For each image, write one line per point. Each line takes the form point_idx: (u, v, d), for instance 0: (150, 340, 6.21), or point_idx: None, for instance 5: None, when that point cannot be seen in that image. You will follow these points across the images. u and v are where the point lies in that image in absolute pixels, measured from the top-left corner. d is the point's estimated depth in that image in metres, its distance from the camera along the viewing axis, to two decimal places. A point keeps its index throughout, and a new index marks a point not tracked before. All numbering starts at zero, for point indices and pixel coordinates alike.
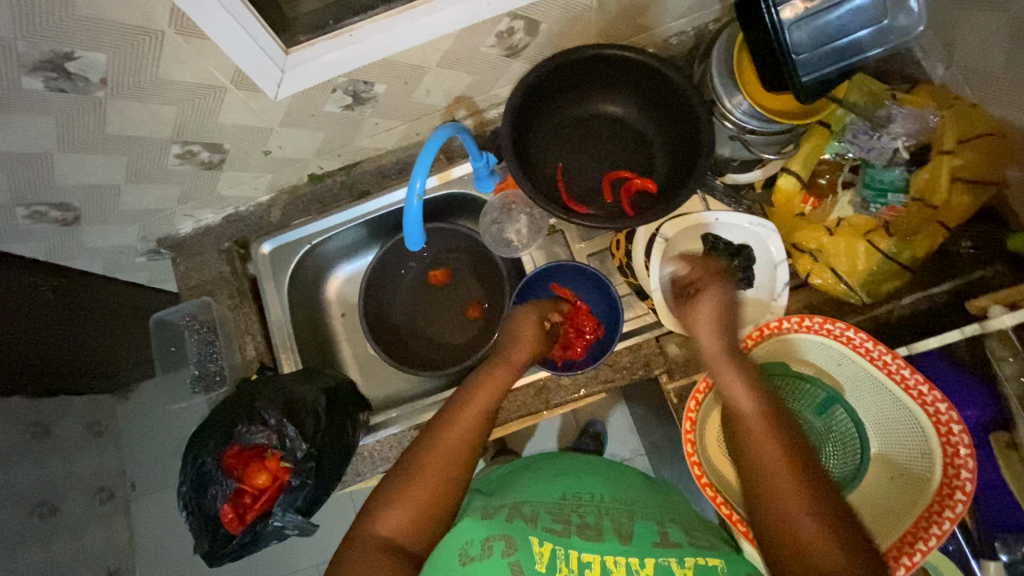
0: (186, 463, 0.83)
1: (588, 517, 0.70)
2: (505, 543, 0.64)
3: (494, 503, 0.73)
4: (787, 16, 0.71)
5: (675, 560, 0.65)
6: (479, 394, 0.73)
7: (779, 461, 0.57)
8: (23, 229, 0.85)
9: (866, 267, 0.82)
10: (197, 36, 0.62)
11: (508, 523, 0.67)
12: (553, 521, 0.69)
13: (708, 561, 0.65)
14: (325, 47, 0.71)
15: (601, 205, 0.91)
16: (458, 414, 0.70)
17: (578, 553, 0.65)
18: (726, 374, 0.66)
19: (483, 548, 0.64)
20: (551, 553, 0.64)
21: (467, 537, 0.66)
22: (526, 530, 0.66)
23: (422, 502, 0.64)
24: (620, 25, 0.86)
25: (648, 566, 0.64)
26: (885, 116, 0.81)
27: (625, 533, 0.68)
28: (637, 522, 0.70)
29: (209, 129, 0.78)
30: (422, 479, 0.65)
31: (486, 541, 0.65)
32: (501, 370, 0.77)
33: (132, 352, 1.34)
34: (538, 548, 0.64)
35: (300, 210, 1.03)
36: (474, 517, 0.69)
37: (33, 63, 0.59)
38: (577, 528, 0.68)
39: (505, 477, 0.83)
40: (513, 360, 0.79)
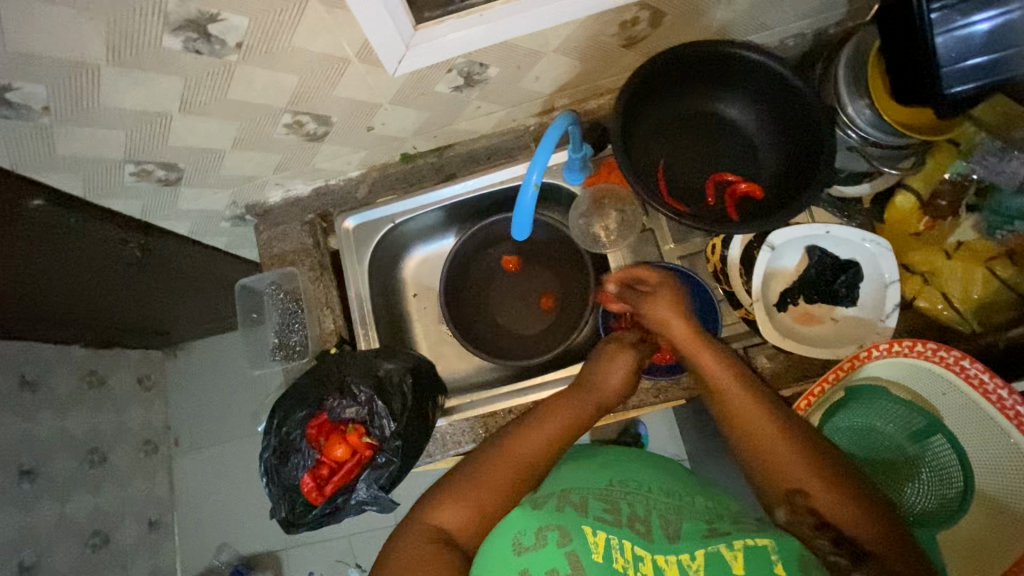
0: (272, 429, 0.84)
1: (639, 508, 0.65)
2: (558, 533, 0.60)
3: (539, 491, 0.68)
4: (936, 21, 0.67)
5: (725, 546, 0.59)
6: (559, 417, 0.74)
7: (768, 427, 0.64)
8: (126, 186, 0.86)
9: (982, 295, 0.79)
10: (339, 6, 0.61)
11: (559, 512, 0.63)
12: (602, 510, 0.64)
13: (758, 542, 0.58)
14: (452, 25, 0.70)
15: (702, 206, 0.88)
16: (536, 429, 0.72)
17: (632, 545, 0.60)
18: (701, 354, 0.73)
19: (535, 539, 0.60)
20: (605, 544, 0.60)
21: (519, 527, 0.62)
22: (577, 518, 0.62)
23: (484, 505, 0.65)
24: (742, 23, 0.83)
25: (700, 560, 0.59)
26: (1023, 139, 0.76)
27: (674, 530, 0.63)
28: (686, 519, 0.64)
29: (321, 101, 0.77)
30: (486, 482, 0.66)
31: (538, 532, 0.61)
32: (583, 396, 0.78)
33: (198, 314, 1.37)
34: (593, 538, 0.60)
35: (387, 188, 1.03)
36: (522, 504, 0.65)
37: (178, 22, 0.59)
38: (629, 518, 0.64)
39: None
40: (597, 384, 0.79)
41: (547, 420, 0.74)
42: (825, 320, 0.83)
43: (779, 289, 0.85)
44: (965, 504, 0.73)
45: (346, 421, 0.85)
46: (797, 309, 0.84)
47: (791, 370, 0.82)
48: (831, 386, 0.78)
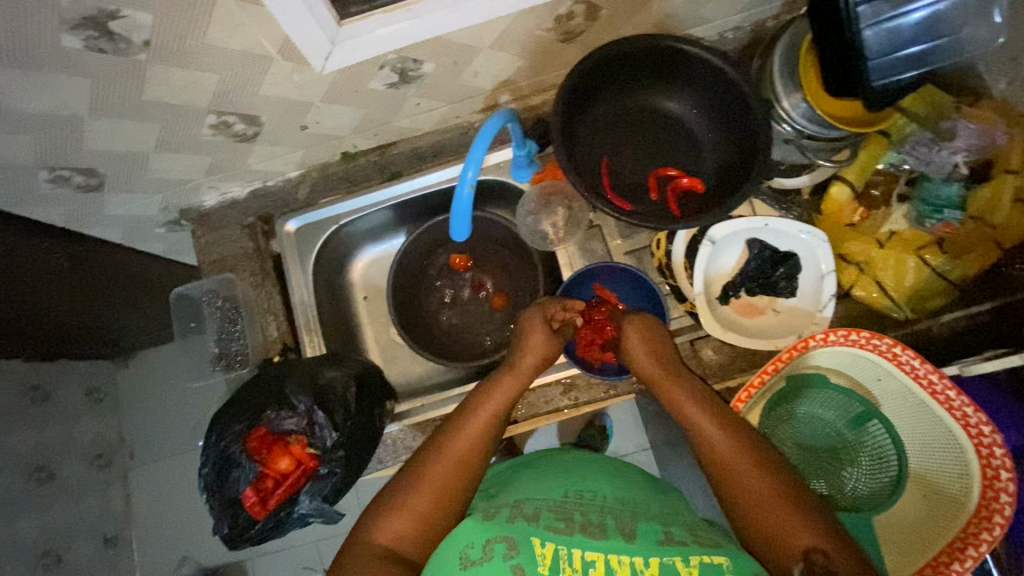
0: (210, 444, 0.81)
1: (592, 516, 0.65)
2: (506, 544, 0.59)
3: (494, 504, 0.68)
4: (867, 14, 0.67)
5: (680, 559, 0.59)
6: (484, 407, 0.72)
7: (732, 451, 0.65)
8: (42, 193, 0.80)
9: (914, 282, 0.81)
10: (252, 2, 0.58)
11: (509, 523, 0.62)
12: (555, 519, 0.64)
13: (715, 560, 0.58)
14: (379, 20, 0.67)
15: (646, 202, 0.88)
16: (462, 425, 0.70)
17: (582, 552, 0.59)
18: (667, 384, 0.74)
19: (483, 552, 0.59)
20: (554, 555, 0.58)
21: (466, 540, 0.61)
22: (527, 529, 0.61)
23: (424, 512, 0.64)
24: (679, 16, 0.83)
25: (653, 566, 0.58)
26: (950, 129, 0.79)
27: (630, 531, 0.63)
28: (642, 522, 0.65)
29: (248, 100, 0.74)
30: (424, 488, 0.65)
31: (486, 543, 0.60)
32: (507, 381, 0.75)
33: (141, 322, 1.31)
34: (540, 550, 0.59)
35: (330, 188, 1.00)
36: (474, 517, 0.64)
37: (75, 20, 0.55)
38: (582, 525, 0.63)
39: (509, 473, 0.80)
40: (520, 367, 0.77)
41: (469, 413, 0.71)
42: (767, 312, 0.85)
43: (722, 283, 0.86)
44: (901, 487, 0.77)
45: (287, 432, 0.82)
46: (740, 301, 0.85)
47: (735, 363, 0.83)
48: (773, 377, 0.78)
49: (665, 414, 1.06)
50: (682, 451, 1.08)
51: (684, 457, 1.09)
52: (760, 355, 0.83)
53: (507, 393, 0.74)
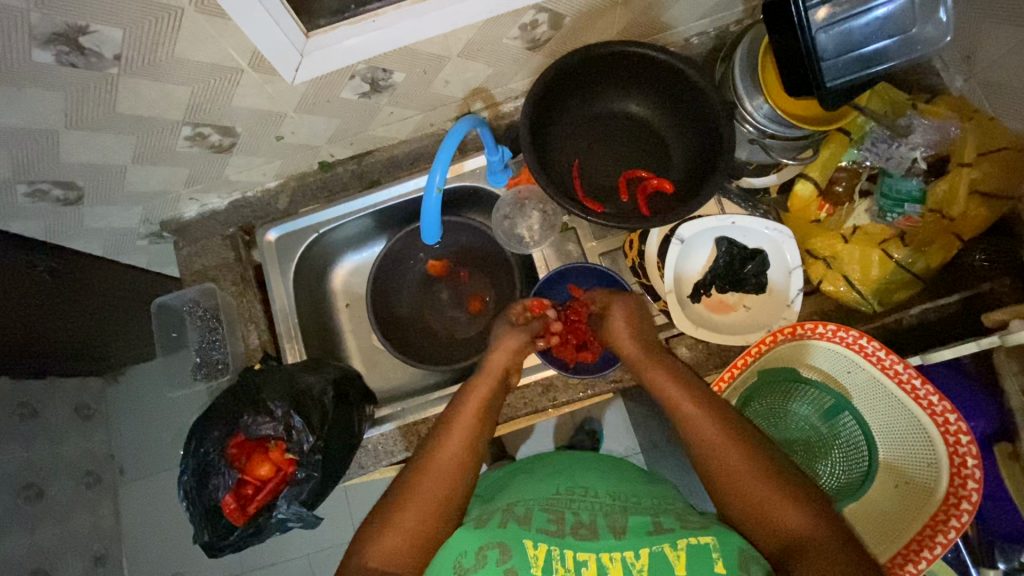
0: (188, 451, 0.82)
1: (583, 514, 0.66)
2: (499, 550, 0.60)
3: (488, 510, 0.69)
4: (817, 18, 0.69)
5: (668, 545, 0.59)
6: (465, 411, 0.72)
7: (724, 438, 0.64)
8: (22, 208, 0.82)
9: (878, 276, 0.83)
10: (218, 15, 0.59)
11: (501, 529, 0.63)
12: (547, 521, 0.64)
13: (701, 541, 0.59)
14: (345, 32, 0.70)
15: (616, 203, 0.90)
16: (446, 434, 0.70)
17: (574, 552, 0.60)
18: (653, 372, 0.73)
19: (477, 559, 0.60)
20: (546, 556, 0.59)
21: (461, 549, 0.62)
22: (519, 532, 0.62)
23: (417, 526, 0.61)
24: (642, 23, 0.85)
25: (643, 558, 0.59)
26: (906, 125, 0.82)
27: (620, 528, 0.63)
28: (631, 516, 0.65)
29: (222, 112, 0.75)
30: (416, 500, 0.63)
31: (479, 550, 0.60)
32: (480, 388, 0.76)
33: (127, 336, 1.31)
34: (532, 550, 0.59)
35: (308, 197, 1.01)
36: (468, 524, 0.65)
37: (46, 35, 0.57)
38: (573, 525, 0.63)
39: (500, 479, 0.80)
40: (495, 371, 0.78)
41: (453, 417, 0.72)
42: (738, 308, 0.86)
43: (692, 280, 0.88)
44: (871, 477, 0.78)
45: (265, 438, 0.84)
46: (711, 298, 0.87)
47: (709, 360, 0.84)
48: (741, 372, 0.79)
49: (647, 414, 1.07)
50: (665, 449, 1.09)
51: (667, 456, 1.09)
52: (733, 350, 0.85)
53: (487, 394, 0.75)
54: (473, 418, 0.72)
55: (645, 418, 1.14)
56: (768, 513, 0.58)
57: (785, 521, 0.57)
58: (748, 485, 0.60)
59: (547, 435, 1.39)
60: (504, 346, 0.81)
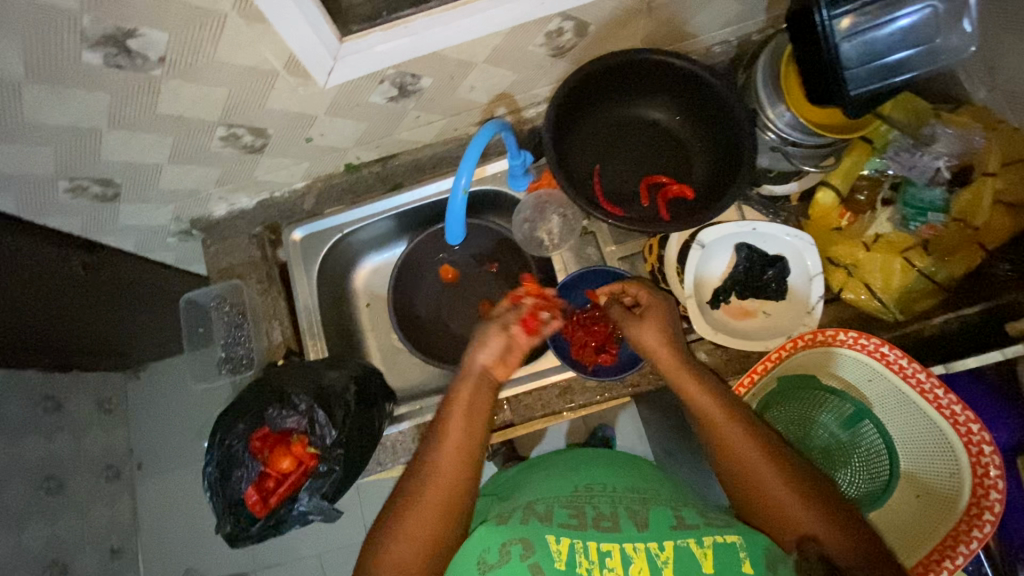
0: (213, 444, 0.85)
1: (603, 509, 0.66)
2: (522, 545, 0.60)
3: (508, 507, 0.70)
4: (841, 27, 0.69)
5: (693, 541, 0.60)
6: (453, 418, 0.70)
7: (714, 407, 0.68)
8: (61, 203, 0.85)
9: (901, 284, 0.82)
10: (258, 19, 0.62)
11: (523, 525, 0.63)
12: (567, 517, 0.65)
13: (727, 539, 0.59)
14: (378, 37, 0.72)
15: (636, 208, 0.91)
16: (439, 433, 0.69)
17: (596, 544, 0.60)
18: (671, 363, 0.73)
19: (499, 555, 0.60)
20: (569, 548, 0.60)
21: (484, 544, 0.62)
22: (541, 528, 0.62)
23: (425, 535, 0.62)
24: (665, 32, 0.87)
25: (667, 550, 0.59)
26: (929, 135, 0.82)
27: (642, 520, 0.64)
28: (652, 508, 0.66)
29: (256, 114, 0.78)
30: (422, 506, 0.64)
31: (502, 547, 0.60)
32: (461, 388, 0.72)
33: (152, 332, 1.35)
34: (555, 545, 0.60)
35: (333, 198, 1.04)
36: (488, 523, 0.65)
37: (96, 38, 0.59)
38: (594, 519, 0.64)
39: (514, 480, 0.81)
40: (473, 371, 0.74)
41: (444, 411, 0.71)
42: (757, 314, 0.87)
43: (712, 286, 0.88)
44: (892, 485, 0.77)
45: (288, 431, 0.85)
46: (730, 305, 0.87)
47: (728, 364, 0.85)
48: (761, 377, 0.80)
49: (664, 419, 1.07)
50: (680, 457, 1.09)
51: (681, 463, 1.09)
52: (751, 356, 0.85)
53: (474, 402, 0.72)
54: (465, 421, 0.70)
55: (660, 424, 1.14)
56: (791, 522, 0.60)
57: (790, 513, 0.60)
58: (770, 488, 0.62)
59: (560, 439, 1.39)
60: (483, 346, 0.76)
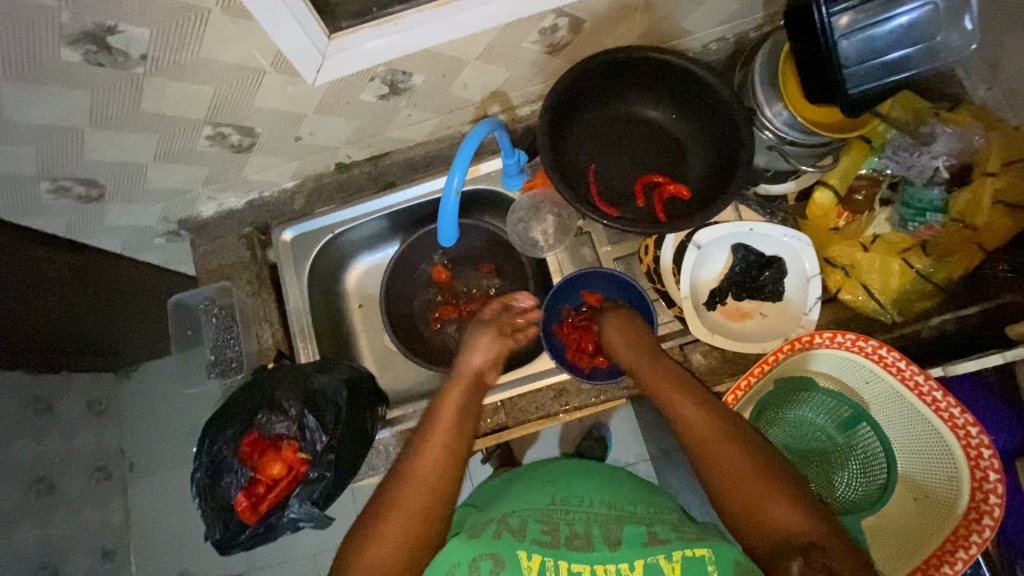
0: (201, 449, 0.83)
1: (578, 525, 0.66)
2: (492, 561, 0.60)
3: (481, 520, 0.69)
4: (840, 24, 0.68)
5: (664, 556, 0.59)
6: (438, 417, 0.70)
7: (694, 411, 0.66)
8: (44, 204, 0.83)
9: (899, 285, 0.82)
10: (243, 16, 0.60)
11: (495, 540, 0.63)
12: (541, 532, 0.64)
13: (697, 553, 0.59)
14: (367, 34, 0.70)
15: (632, 208, 0.90)
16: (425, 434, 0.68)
17: (568, 563, 0.60)
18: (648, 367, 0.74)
19: (470, 569, 0.60)
20: (541, 566, 0.60)
21: (455, 559, 0.61)
22: (513, 544, 0.62)
23: (403, 532, 0.60)
24: (661, 29, 0.85)
25: (638, 569, 0.59)
26: (928, 134, 0.81)
27: (615, 538, 0.63)
28: (626, 524, 0.65)
29: (244, 112, 0.76)
30: (399, 507, 0.61)
31: (472, 562, 0.60)
32: (451, 393, 0.74)
33: (142, 333, 1.33)
34: (526, 562, 0.60)
35: (324, 198, 1.02)
36: (461, 534, 0.65)
37: (74, 34, 0.57)
38: (567, 536, 0.64)
39: (495, 488, 0.80)
40: (466, 376, 0.77)
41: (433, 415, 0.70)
42: (755, 315, 0.86)
43: (708, 288, 0.87)
44: (890, 489, 0.77)
45: (279, 437, 0.84)
46: (726, 306, 0.86)
47: (724, 367, 0.84)
48: (760, 378, 0.79)
49: (660, 421, 1.07)
50: (676, 458, 1.08)
51: (677, 464, 1.08)
52: (748, 358, 0.84)
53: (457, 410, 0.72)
54: (449, 421, 0.70)
55: (656, 425, 1.14)
56: (775, 527, 0.56)
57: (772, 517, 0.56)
58: (750, 495, 0.58)
59: (556, 440, 1.39)
60: (478, 348, 0.81)
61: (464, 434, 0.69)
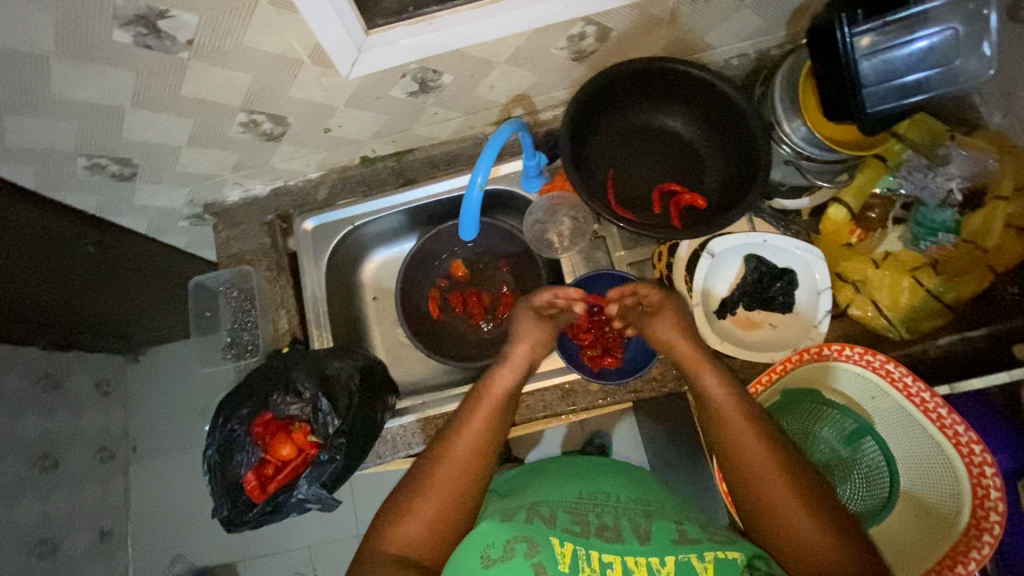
0: (215, 427, 0.85)
1: (607, 518, 0.66)
2: (527, 544, 0.59)
3: (513, 505, 0.70)
4: (862, 45, 0.70)
5: (695, 555, 0.60)
6: (484, 400, 0.74)
7: (731, 410, 0.69)
8: (78, 180, 0.85)
9: (909, 302, 0.83)
10: (289, 8, 0.63)
11: (528, 524, 0.63)
12: (571, 522, 0.65)
13: (728, 555, 0.59)
14: (403, 32, 0.72)
15: (648, 214, 0.92)
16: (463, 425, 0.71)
17: (599, 554, 0.60)
18: (699, 367, 0.75)
19: (504, 550, 0.59)
20: (573, 554, 0.59)
21: (489, 539, 0.61)
22: (546, 530, 0.62)
23: (436, 513, 0.64)
24: (686, 42, 0.87)
25: (669, 565, 0.59)
26: (944, 155, 0.83)
27: (644, 533, 0.64)
28: (655, 521, 0.66)
29: (277, 101, 0.79)
30: (433, 486, 0.65)
31: (507, 543, 0.60)
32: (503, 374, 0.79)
33: (157, 315, 1.35)
34: (559, 548, 0.59)
35: (347, 190, 1.04)
36: (493, 518, 0.66)
37: (127, 17, 0.60)
38: (597, 528, 0.64)
39: (513, 481, 0.81)
40: (518, 359, 0.81)
41: (476, 403, 0.74)
42: (764, 326, 0.87)
43: (720, 296, 0.89)
44: (892, 504, 0.77)
45: (291, 419, 0.87)
46: (737, 315, 0.88)
47: (733, 374, 0.85)
48: (767, 388, 0.81)
49: (664, 427, 1.08)
50: (678, 467, 1.09)
51: (678, 472, 1.09)
52: (756, 366, 0.85)
53: (500, 396, 0.76)
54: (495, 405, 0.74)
55: (658, 433, 1.14)
56: (787, 519, 0.60)
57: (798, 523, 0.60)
58: (778, 501, 0.61)
59: (558, 444, 1.39)
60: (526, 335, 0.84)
61: (502, 416, 0.74)
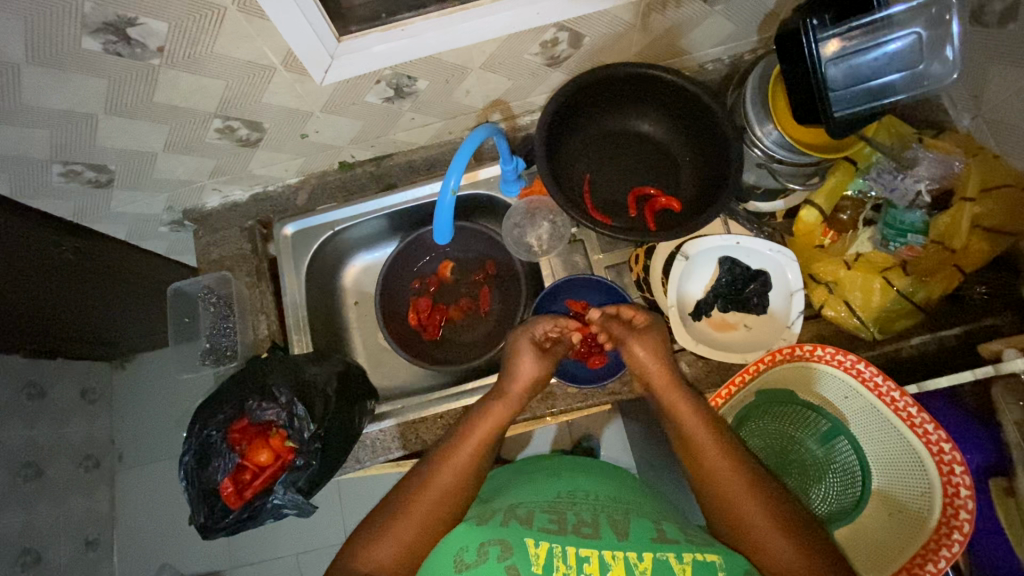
0: (191, 433, 0.85)
1: (585, 515, 0.67)
2: (501, 546, 0.60)
3: (488, 508, 0.70)
4: (827, 51, 0.71)
5: (674, 555, 0.60)
6: (474, 429, 0.74)
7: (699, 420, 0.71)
8: (54, 187, 0.85)
9: (880, 303, 0.84)
10: (257, 14, 0.63)
11: (503, 527, 0.63)
12: (547, 520, 0.65)
13: (707, 558, 0.60)
14: (376, 38, 0.73)
15: (624, 218, 0.93)
16: (451, 453, 0.72)
17: (575, 549, 0.60)
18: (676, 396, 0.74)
19: (477, 554, 0.60)
20: (548, 553, 0.60)
21: (462, 543, 0.62)
22: (521, 532, 0.62)
23: (412, 539, 0.65)
24: (659, 47, 0.88)
25: (646, 561, 0.59)
26: (911, 158, 0.85)
27: (622, 530, 0.64)
28: (633, 520, 0.67)
29: (252, 107, 0.79)
30: (410, 513, 0.66)
31: (481, 546, 0.61)
32: (495, 405, 0.77)
33: (140, 322, 1.35)
34: (534, 550, 0.60)
35: (326, 195, 1.05)
36: (468, 522, 0.66)
37: (96, 25, 0.60)
38: (574, 525, 0.64)
39: (501, 480, 0.81)
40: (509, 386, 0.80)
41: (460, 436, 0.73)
42: (738, 327, 0.88)
43: (695, 299, 0.89)
44: (864, 504, 0.78)
45: (268, 424, 0.87)
46: (712, 318, 0.89)
47: (708, 376, 0.86)
48: (738, 390, 0.81)
49: (645, 429, 1.08)
50: (659, 468, 1.09)
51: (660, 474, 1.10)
52: (731, 367, 0.86)
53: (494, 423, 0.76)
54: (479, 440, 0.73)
55: (640, 434, 1.15)
56: (757, 534, 0.62)
57: (763, 538, 0.62)
58: (743, 514, 0.63)
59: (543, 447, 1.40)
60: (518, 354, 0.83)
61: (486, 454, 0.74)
